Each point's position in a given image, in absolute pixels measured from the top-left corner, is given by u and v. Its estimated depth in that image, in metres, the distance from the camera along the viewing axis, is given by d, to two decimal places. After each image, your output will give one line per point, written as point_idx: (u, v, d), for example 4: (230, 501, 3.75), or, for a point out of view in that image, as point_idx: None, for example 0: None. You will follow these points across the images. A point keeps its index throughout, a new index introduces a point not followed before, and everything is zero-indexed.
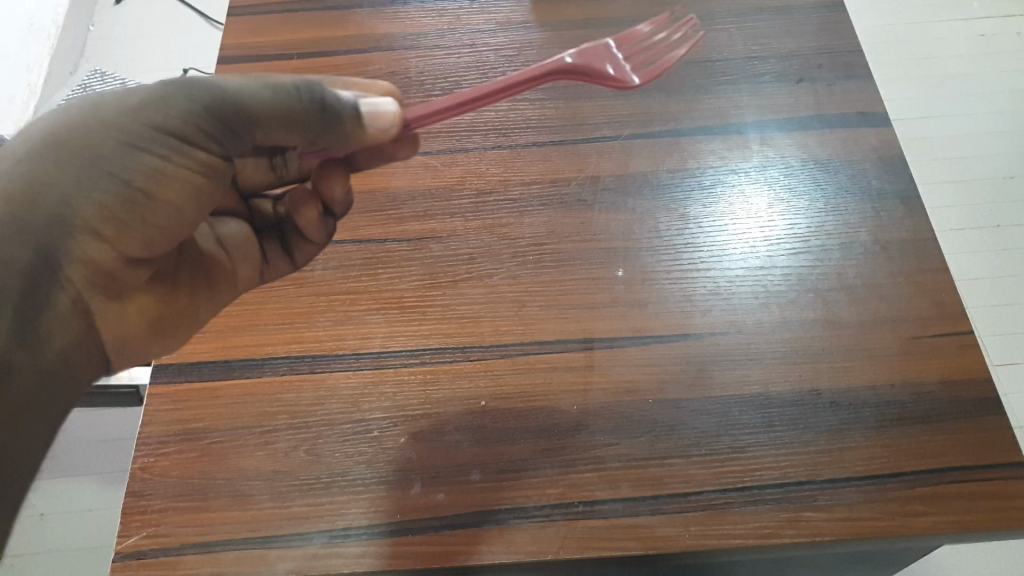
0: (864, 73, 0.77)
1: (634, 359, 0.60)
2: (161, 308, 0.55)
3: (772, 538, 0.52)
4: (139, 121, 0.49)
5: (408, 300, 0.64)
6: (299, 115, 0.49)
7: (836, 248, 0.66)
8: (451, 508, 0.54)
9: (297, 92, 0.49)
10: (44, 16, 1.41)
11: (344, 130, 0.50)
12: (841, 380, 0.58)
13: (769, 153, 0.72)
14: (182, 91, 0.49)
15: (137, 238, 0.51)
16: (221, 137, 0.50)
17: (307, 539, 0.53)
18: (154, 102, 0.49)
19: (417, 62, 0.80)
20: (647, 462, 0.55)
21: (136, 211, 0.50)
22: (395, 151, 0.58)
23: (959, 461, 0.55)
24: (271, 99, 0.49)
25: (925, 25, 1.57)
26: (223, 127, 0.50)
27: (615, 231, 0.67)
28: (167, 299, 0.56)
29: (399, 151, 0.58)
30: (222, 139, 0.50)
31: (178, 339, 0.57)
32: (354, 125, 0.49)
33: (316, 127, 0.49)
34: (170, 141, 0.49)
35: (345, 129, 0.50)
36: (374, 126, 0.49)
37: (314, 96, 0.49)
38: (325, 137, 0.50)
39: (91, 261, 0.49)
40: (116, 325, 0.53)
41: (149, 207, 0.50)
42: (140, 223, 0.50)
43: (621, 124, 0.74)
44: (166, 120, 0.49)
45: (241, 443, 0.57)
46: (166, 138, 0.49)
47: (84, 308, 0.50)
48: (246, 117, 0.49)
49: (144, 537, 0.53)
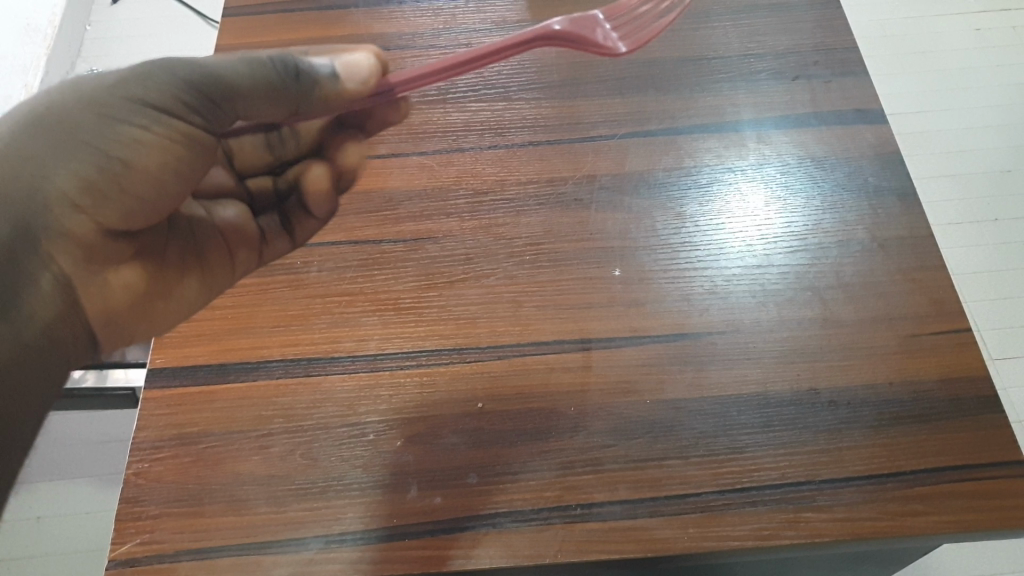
0: (861, 69, 0.77)
1: (632, 359, 0.59)
2: (147, 282, 0.57)
3: (770, 540, 0.52)
4: (118, 95, 0.50)
5: (404, 302, 0.63)
6: (276, 85, 0.50)
7: (833, 245, 0.65)
8: (448, 512, 0.54)
9: (272, 64, 0.50)
10: (40, 16, 1.41)
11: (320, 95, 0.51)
12: (839, 379, 0.58)
13: (766, 151, 0.71)
14: (163, 68, 0.50)
15: (119, 210, 0.51)
16: (202, 110, 0.51)
17: (304, 544, 0.53)
18: (134, 78, 0.50)
19: (412, 62, 0.79)
20: (646, 463, 0.55)
21: (116, 182, 0.50)
22: (386, 113, 0.59)
23: (957, 460, 0.54)
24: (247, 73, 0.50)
25: (921, 19, 1.56)
26: (203, 100, 0.51)
27: (612, 230, 0.67)
28: (154, 276, 0.58)
29: (390, 115, 0.59)
30: (205, 112, 0.51)
31: (164, 315, 0.59)
32: (332, 84, 0.50)
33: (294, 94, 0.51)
34: (149, 113, 0.50)
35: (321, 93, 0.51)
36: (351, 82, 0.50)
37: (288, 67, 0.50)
38: (304, 104, 0.51)
39: (73, 234, 0.50)
40: (100, 297, 0.54)
41: (129, 177, 0.50)
42: (120, 194, 0.51)
43: (617, 123, 0.74)
44: (146, 95, 0.50)
45: (237, 448, 0.57)
46: (145, 111, 0.50)
47: (66, 281, 0.51)
48: (224, 90, 0.50)
49: (139, 544, 0.53)
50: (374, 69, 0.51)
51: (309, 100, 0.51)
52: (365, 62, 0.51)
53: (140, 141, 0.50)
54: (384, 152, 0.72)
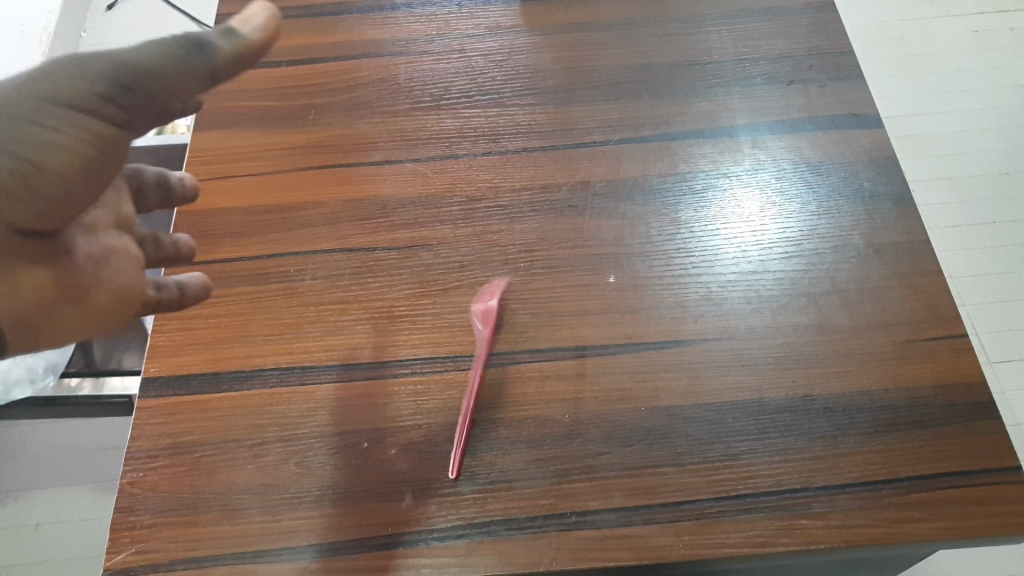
0: (855, 73, 0.77)
1: (626, 366, 0.59)
2: (61, 286, 0.40)
3: (767, 547, 0.51)
4: (22, 95, 0.36)
5: (398, 309, 0.63)
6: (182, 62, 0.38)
7: (828, 251, 0.65)
8: (442, 520, 0.53)
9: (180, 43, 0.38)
10: (34, 23, 1.41)
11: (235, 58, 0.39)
12: (834, 386, 0.58)
13: (761, 156, 0.71)
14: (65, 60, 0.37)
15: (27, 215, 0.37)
16: (123, 105, 0.38)
17: (298, 553, 0.52)
18: (34, 75, 0.36)
19: (405, 69, 0.79)
20: (640, 470, 0.55)
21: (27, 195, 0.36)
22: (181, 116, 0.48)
23: (955, 466, 0.54)
24: (164, 60, 0.38)
25: (916, 22, 1.57)
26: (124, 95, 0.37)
27: (606, 236, 0.67)
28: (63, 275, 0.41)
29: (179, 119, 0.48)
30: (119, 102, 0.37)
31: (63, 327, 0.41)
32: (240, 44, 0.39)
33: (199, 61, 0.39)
34: (58, 112, 0.36)
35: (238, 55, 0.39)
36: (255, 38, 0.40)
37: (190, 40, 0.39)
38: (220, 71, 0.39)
39: None
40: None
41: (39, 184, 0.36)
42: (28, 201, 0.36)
43: (611, 129, 0.74)
44: (54, 90, 0.36)
45: (231, 457, 0.56)
46: (52, 109, 0.36)
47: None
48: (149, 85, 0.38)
49: (132, 553, 0.53)
50: (272, 23, 0.41)
51: (211, 78, 0.40)
52: (261, 16, 0.40)
53: (52, 145, 0.36)
54: (377, 159, 0.73)
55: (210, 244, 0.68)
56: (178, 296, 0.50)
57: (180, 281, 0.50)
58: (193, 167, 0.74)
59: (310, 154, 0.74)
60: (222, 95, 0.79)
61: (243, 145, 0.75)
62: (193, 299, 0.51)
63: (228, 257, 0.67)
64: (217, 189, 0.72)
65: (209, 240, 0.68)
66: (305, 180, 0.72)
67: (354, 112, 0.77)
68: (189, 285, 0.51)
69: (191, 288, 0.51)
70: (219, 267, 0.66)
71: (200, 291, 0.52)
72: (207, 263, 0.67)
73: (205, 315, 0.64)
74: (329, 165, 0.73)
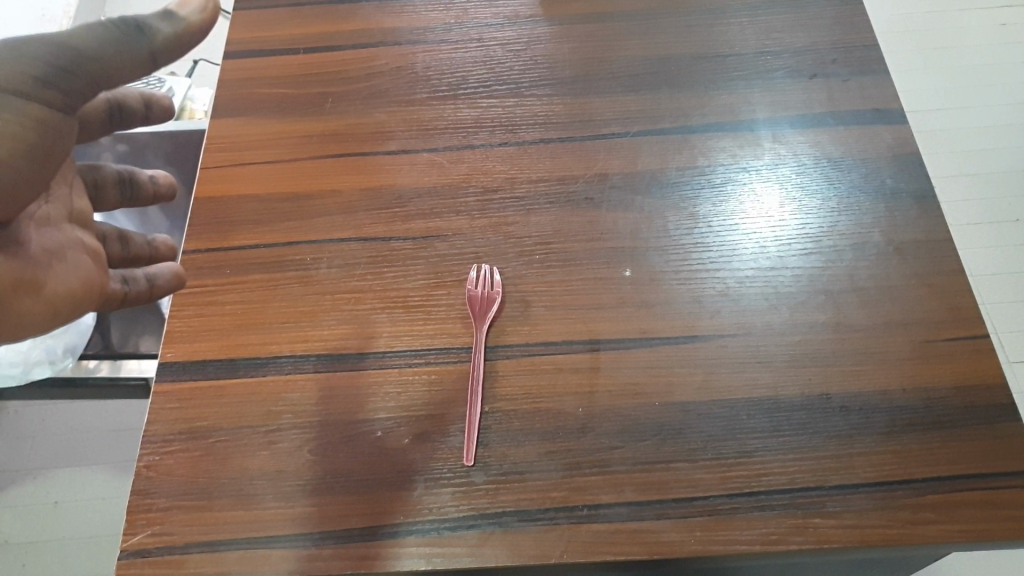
0: (879, 67, 0.76)
1: (640, 361, 0.59)
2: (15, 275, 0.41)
3: (779, 545, 0.51)
4: None
5: (413, 299, 0.63)
6: (124, 45, 0.41)
7: (847, 248, 0.65)
8: (454, 510, 0.53)
9: (122, 25, 0.41)
10: (55, 6, 1.48)
11: (173, 39, 0.43)
12: (851, 384, 0.57)
13: (781, 151, 0.71)
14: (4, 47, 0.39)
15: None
16: (70, 90, 0.41)
17: (309, 540, 0.53)
18: None
19: (424, 57, 0.79)
20: (653, 466, 0.54)
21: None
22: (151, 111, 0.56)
23: (973, 468, 0.53)
24: (107, 42, 0.41)
25: (940, 15, 1.55)
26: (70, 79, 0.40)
27: (622, 230, 0.67)
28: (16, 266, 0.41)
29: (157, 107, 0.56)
30: (63, 86, 0.40)
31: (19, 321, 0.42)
32: (176, 25, 0.43)
33: (137, 43, 0.42)
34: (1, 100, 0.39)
35: (177, 36, 0.43)
36: (189, 15, 0.43)
37: (129, 22, 0.41)
38: (162, 53, 0.43)
39: None
40: None
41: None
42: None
43: (630, 120, 0.73)
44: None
45: (246, 443, 0.57)
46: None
47: None
48: (96, 72, 0.41)
49: (148, 536, 0.53)
50: (210, 3, 0.44)
51: (151, 59, 0.43)
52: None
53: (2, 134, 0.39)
54: (394, 148, 0.73)
55: (228, 231, 0.68)
56: (148, 289, 0.52)
57: (149, 272, 0.53)
58: (211, 154, 0.74)
59: (327, 142, 0.74)
60: (241, 82, 0.79)
61: (260, 132, 0.75)
62: (165, 289, 0.54)
63: (245, 244, 0.67)
64: (234, 176, 0.72)
65: (227, 227, 0.69)
66: (322, 169, 0.72)
67: (372, 100, 0.76)
68: (160, 276, 0.53)
69: (162, 278, 0.53)
70: (237, 254, 0.67)
71: (174, 281, 0.54)
72: (224, 250, 0.67)
73: (222, 302, 0.64)
74: (346, 153, 0.73)
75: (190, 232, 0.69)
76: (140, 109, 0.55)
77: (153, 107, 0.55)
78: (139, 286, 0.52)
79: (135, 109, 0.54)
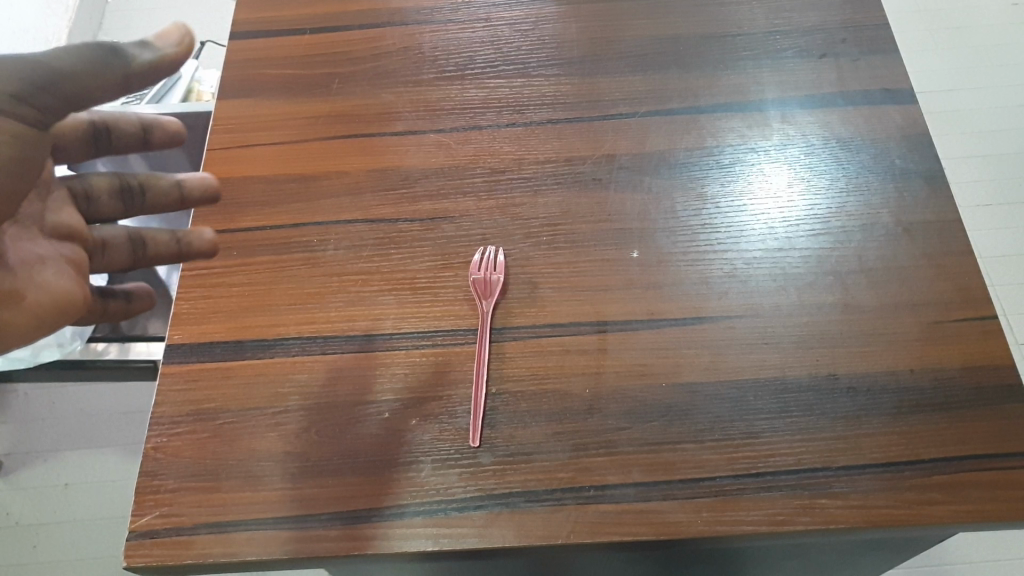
0: (889, 47, 0.75)
1: (646, 342, 0.59)
2: None
3: (786, 525, 0.51)
4: None
5: (420, 281, 0.63)
6: (99, 73, 0.43)
7: (856, 229, 0.64)
8: (461, 491, 0.53)
9: (100, 50, 0.43)
10: None
11: (151, 68, 0.45)
12: (859, 365, 0.57)
13: (789, 131, 0.70)
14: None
15: None
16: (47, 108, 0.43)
17: (317, 521, 0.53)
18: None
19: (430, 37, 0.79)
20: (660, 447, 0.54)
21: None
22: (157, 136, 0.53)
23: (980, 449, 0.53)
24: (81, 66, 0.43)
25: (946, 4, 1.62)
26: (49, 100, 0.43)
27: (630, 211, 0.66)
28: None
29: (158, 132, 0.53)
30: (42, 107, 0.43)
31: None
32: (153, 53, 0.45)
33: (117, 75, 0.44)
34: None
35: (155, 67, 0.45)
36: (166, 44, 0.46)
37: (108, 49, 0.43)
38: (138, 81, 0.45)
39: None
40: None
41: None
42: None
43: (638, 101, 0.73)
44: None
45: (254, 424, 0.57)
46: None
47: None
48: (70, 96, 0.43)
49: (157, 517, 0.54)
50: (187, 37, 0.46)
51: (126, 84, 0.45)
52: (176, 33, 0.46)
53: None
54: (400, 129, 0.73)
55: (234, 213, 0.68)
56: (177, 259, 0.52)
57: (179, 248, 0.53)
58: (217, 135, 0.74)
59: (334, 124, 0.73)
60: (246, 63, 0.79)
61: (266, 113, 0.75)
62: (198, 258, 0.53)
63: (252, 225, 0.67)
64: (240, 158, 0.72)
65: (233, 209, 0.69)
66: (328, 150, 0.72)
67: (378, 81, 0.76)
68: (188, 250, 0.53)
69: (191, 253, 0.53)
70: (243, 236, 0.67)
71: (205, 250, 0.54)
72: (231, 232, 0.67)
73: (229, 284, 0.64)
74: (352, 134, 0.72)
75: (196, 214, 0.69)
76: (135, 130, 0.52)
77: (154, 131, 0.53)
78: (169, 240, 0.53)
79: (127, 129, 0.52)
